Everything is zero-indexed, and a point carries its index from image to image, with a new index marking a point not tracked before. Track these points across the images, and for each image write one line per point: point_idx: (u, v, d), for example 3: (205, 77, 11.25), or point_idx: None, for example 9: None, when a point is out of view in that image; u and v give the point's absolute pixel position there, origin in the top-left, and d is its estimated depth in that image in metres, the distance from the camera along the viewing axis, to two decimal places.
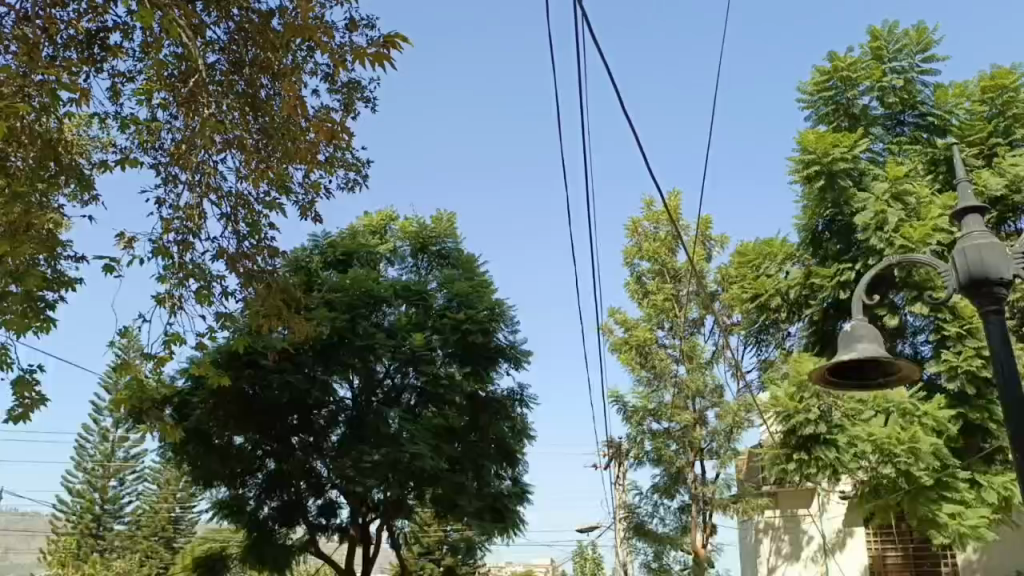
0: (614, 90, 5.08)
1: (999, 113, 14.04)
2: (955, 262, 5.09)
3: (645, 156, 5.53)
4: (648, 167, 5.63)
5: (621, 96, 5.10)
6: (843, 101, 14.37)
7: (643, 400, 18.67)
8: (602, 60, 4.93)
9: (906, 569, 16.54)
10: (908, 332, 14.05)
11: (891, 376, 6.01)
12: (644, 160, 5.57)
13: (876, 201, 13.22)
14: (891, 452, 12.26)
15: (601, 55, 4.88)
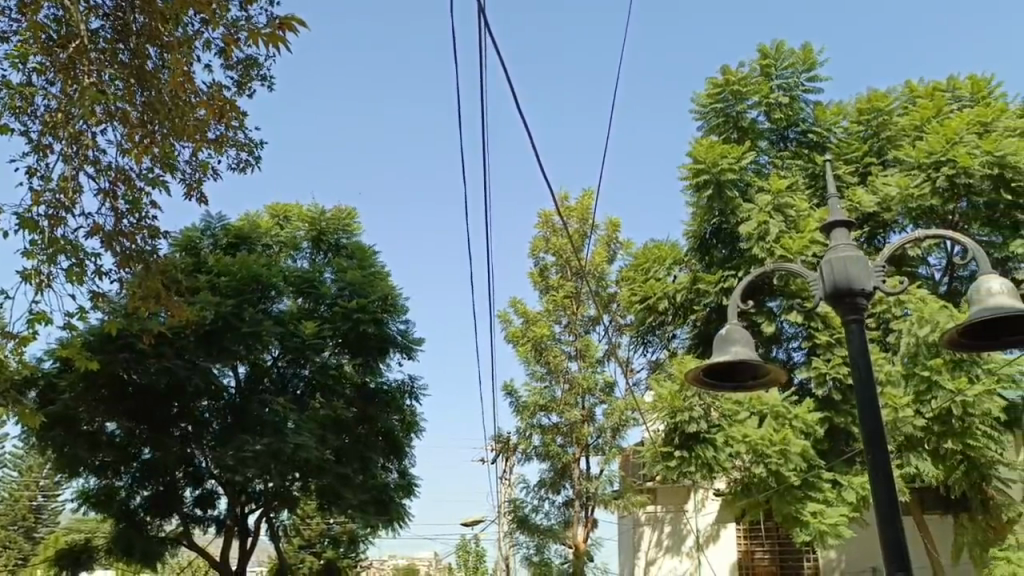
0: (514, 99, 5.18)
1: (873, 134, 14.82)
2: (823, 274, 5.58)
3: (543, 167, 5.66)
4: (545, 179, 5.76)
5: (519, 105, 5.22)
6: (733, 114, 14.94)
7: (535, 395, 18.85)
8: (503, 70, 5.03)
9: (773, 564, 17.52)
10: (784, 338, 14.71)
11: (762, 379, 6.29)
12: (540, 170, 5.70)
13: (758, 212, 13.81)
14: (763, 452, 12.80)
15: (502, 66, 5.00)
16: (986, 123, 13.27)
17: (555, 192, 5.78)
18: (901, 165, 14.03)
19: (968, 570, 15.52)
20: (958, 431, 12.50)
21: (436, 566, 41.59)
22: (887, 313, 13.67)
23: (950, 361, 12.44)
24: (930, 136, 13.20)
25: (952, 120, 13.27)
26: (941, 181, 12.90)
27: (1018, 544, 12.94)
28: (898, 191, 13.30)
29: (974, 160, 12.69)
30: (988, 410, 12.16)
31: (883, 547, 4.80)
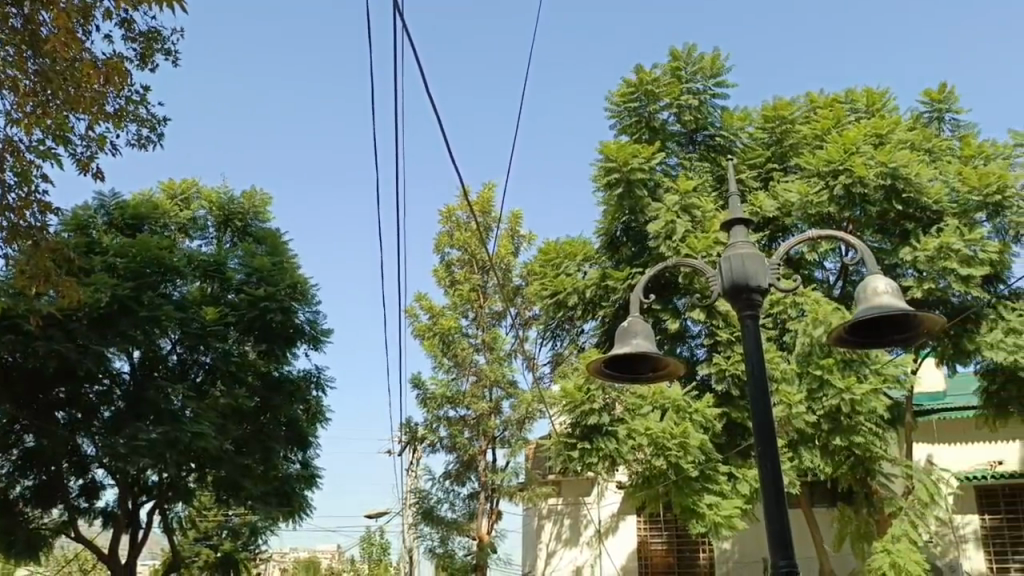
0: (429, 99, 5.22)
1: (776, 142, 15.36)
2: (722, 269, 5.80)
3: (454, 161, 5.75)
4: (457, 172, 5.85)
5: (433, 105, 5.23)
6: (645, 115, 15.28)
7: (442, 387, 18.81)
8: (418, 70, 5.06)
9: (670, 554, 18.04)
10: (688, 336, 15.13)
11: (659, 372, 6.44)
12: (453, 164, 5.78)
13: (665, 212, 14.14)
14: (663, 445, 13.10)
15: (418, 66, 5.01)
16: (882, 134, 13.93)
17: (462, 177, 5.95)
18: (802, 172, 14.60)
19: (850, 560, 16.30)
20: (847, 429, 13.08)
21: (338, 560, 41.05)
22: (784, 314, 14.19)
23: (840, 361, 13.04)
24: (829, 146, 13.82)
25: (850, 131, 13.94)
26: (838, 189, 13.48)
27: (896, 537, 13.64)
28: (799, 198, 13.84)
29: (869, 170, 13.36)
30: (874, 408, 12.77)
31: (768, 537, 5.05)
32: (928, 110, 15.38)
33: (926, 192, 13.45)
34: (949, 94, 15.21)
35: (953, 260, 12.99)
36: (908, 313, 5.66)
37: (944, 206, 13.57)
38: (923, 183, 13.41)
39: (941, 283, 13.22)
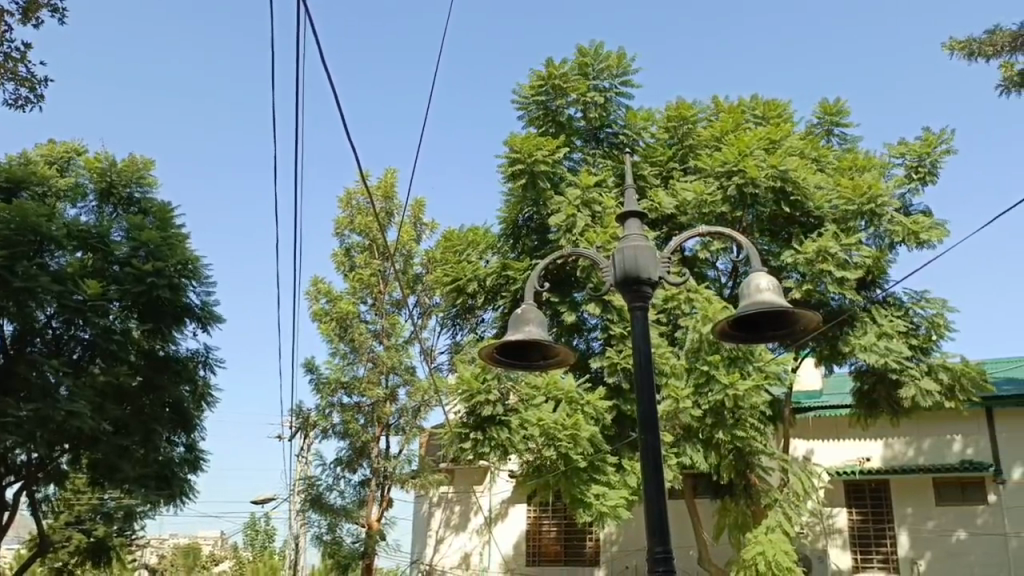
0: (337, 107, 5.01)
1: (677, 143, 15.79)
2: (615, 260, 5.93)
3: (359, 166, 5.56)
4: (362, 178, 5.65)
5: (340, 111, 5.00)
6: (552, 108, 15.55)
7: (337, 372, 18.50)
8: (324, 76, 4.83)
9: (557, 543, 18.28)
10: (585, 329, 15.41)
11: (552, 360, 6.51)
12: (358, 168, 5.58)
13: (567, 205, 14.33)
14: (554, 436, 13.30)
15: (325, 71, 4.77)
16: (775, 141, 14.50)
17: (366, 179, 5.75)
18: (700, 174, 15.04)
19: (728, 549, 16.91)
20: (730, 423, 13.60)
21: (222, 546, 39.87)
22: (677, 309, 14.53)
23: (726, 358, 13.53)
24: (726, 148, 14.34)
25: (746, 135, 14.52)
26: (731, 189, 14.02)
27: (770, 528, 14.28)
28: (695, 197, 14.27)
29: (761, 172, 13.91)
30: (755, 404, 13.30)
31: (646, 525, 5.23)
32: (820, 121, 16.12)
33: (811, 198, 14.17)
34: (841, 109, 15.99)
35: (830, 264, 13.64)
36: (788, 311, 5.89)
37: (825, 212, 14.31)
38: (809, 188, 14.11)
39: (819, 286, 13.91)
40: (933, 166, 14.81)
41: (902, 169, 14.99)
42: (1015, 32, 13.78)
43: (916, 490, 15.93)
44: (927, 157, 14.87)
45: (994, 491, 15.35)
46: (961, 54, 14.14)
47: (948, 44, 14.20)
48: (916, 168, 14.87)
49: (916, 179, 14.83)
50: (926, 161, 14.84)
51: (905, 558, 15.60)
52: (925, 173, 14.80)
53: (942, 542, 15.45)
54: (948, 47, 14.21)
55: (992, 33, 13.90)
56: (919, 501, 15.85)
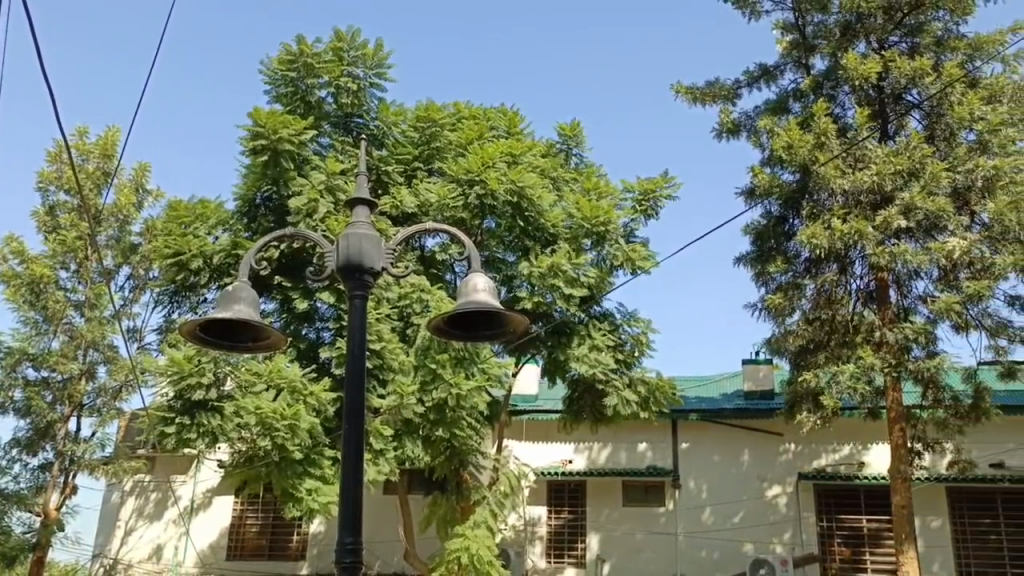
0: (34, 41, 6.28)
1: (424, 143, 15.73)
2: (339, 246, 5.80)
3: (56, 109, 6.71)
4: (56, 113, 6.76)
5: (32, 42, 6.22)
6: (302, 88, 15.18)
7: (23, 342, 16.44)
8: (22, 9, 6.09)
9: (261, 537, 17.51)
10: (316, 319, 15.00)
11: (260, 342, 6.23)
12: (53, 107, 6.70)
13: (310, 189, 13.92)
14: (271, 426, 12.66)
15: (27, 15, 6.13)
16: (516, 155, 15.10)
17: (63, 130, 6.91)
18: (444, 177, 15.31)
19: (432, 542, 17.18)
20: (449, 420, 13.80)
21: None
22: (410, 308, 14.61)
23: (454, 358, 13.69)
24: (469, 156, 14.71)
25: (489, 146, 14.94)
26: (472, 199, 14.47)
27: (477, 523, 14.75)
28: (437, 200, 14.63)
29: (500, 185, 14.52)
30: (476, 404, 13.67)
31: (339, 516, 5.20)
32: (561, 142, 17.13)
33: (545, 216, 14.99)
34: (578, 132, 17.08)
35: (560, 279, 14.58)
36: (499, 312, 6.13)
37: (559, 229, 15.14)
38: (543, 207, 14.91)
39: (548, 298, 14.70)
40: (655, 204, 16.25)
41: (630, 202, 16.32)
42: (730, 87, 15.61)
43: (608, 492, 17.35)
44: (652, 194, 16.29)
45: (671, 495, 17.13)
46: (685, 98, 15.72)
47: (675, 87, 15.73)
48: (642, 203, 16.26)
49: (640, 212, 16.17)
50: (651, 199, 16.26)
51: (594, 555, 16.99)
52: (649, 210, 16.20)
53: (627, 539, 16.99)
54: (675, 90, 15.75)
55: (711, 84, 15.65)
56: (608, 502, 17.29)
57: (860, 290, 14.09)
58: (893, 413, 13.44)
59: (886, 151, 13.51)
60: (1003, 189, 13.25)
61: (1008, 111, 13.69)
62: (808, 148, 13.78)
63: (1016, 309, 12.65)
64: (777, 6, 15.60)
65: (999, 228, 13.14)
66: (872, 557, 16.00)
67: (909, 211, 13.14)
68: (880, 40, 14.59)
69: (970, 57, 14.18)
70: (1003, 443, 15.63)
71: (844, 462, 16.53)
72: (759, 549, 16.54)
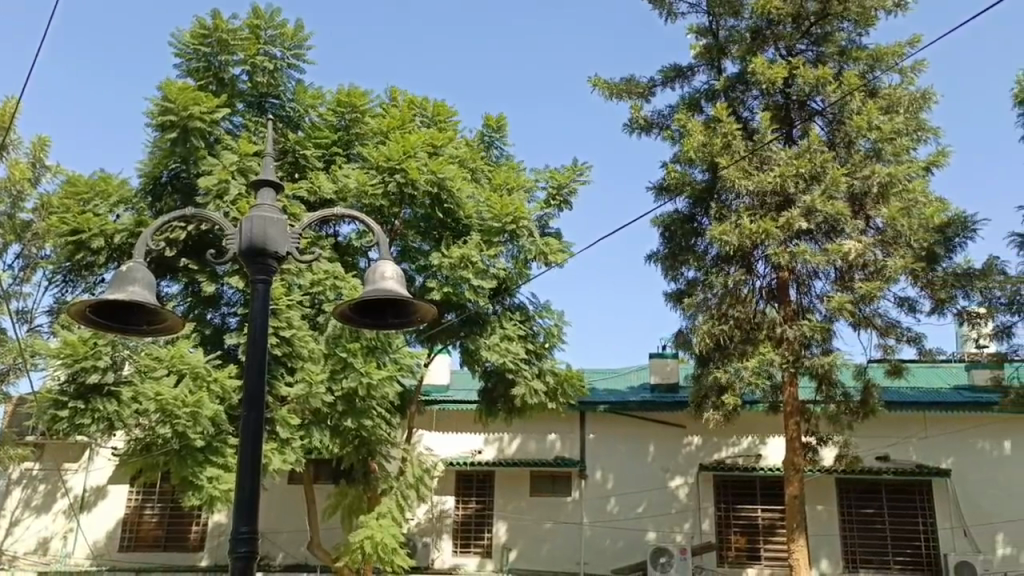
0: None
1: (344, 128, 15.46)
2: (242, 229, 5.65)
3: None
4: None
5: None
6: (215, 64, 14.76)
7: None
8: None
9: (158, 527, 16.95)
10: (222, 303, 14.58)
11: (156, 326, 6.02)
12: None
13: (221, 169, 13.50)
14: (172, 413, 12.23)
15: None
16: (438, 146, 14.93)
17: None
18: (362, 163, 15.05)
19: (336, 532, 17.00)
20: (359, 410, 13.71)
21: None
22: (322, 295, 14.28)
23: (365, 347, 13.59)
24: (390, 144, 14.54)
25: (412, 135, 14.76)
26: (392, 186, 14.37)
27: (383, 514, 14.69)
28: (356, 186, 14.30)
29: (421, 175, 14.45)
30: (386, 393, 13.54)
31: (235, 504, 5.08)
32: (483, 133, 17.10)
33: (461, 208, 15.04)
34: (502, 125, 17.04)
35: (469, 271, 14.57)
36: (407, 300, 6.11)
37: (473, 220, 15.17)
38: (461, 198, 14.96)
39: (458, 289, 14.70)
40: (569, 196, 16.42)
41: (543, 194, 16.43)
42: (645, 85, 15.89)
43: (515, 482, 17.54)
44: (564, 186, 16.46)
45: (578, 486, 17.40)
46: (602, 91, 15.93)
47: (594, 80, 15.90)
48: (556, 194, 16.38)
49: (554, 205, 16.33)
50: (565, 189, 16.42)
51: (499, 544, 17.18)
52: (562, 201, 16.36)
53: (532, 529, 17.23)
54: (593, 81, 15.93)
55: (628, 80, 15.92)
56: (515, 492, 17.50)
57: (763, 287, 14.59)
58: (790, 408, 14.03)
59: (789, 155, 14.05)
60: (896, 195, 13.95)
61: (903, 121, 14.40)
62: (717, 149, 14.20)
63: (905, 311, 13.34)
64: (694, 8, 15.95)
65: (892, 232, 13.87)
66: (765, 546, 16.68)
67: (810, 213, 13.66)
68: (788, 46, 15.14)
69: (871, 67, 14.81)
70: (888, 437, 16.48)
71: (742, 454, 17.10)
72: (661, 538, 16.99)
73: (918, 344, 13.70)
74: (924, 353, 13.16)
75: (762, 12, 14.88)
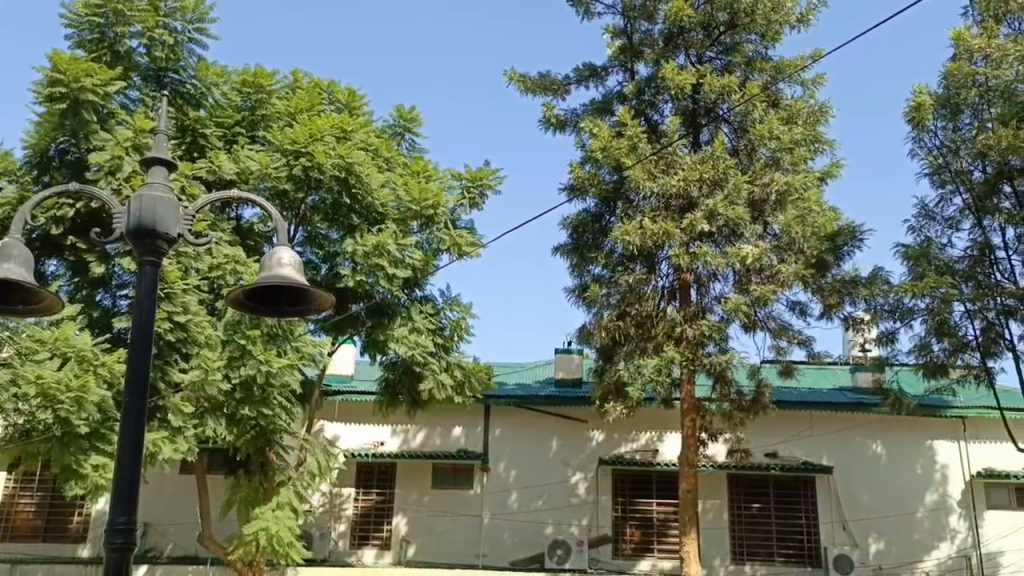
0: None
1: (249, 108, 15.03)
2: (130, 209, 5.39)
3: None
4: None
5: None
6: (110, 35, 14.08)
7: None
8: None
9: (36, 517, 16.14)
10: (112, 284, 13.89)
11: (33, 307, 5.71)
12: None
13: (115, 145, 12.92)
14: (54, 398, 11.55)
15: None
16: (348, 130, 14.63)
17: None
18: (267, 146, 14.63)
19: (229, 524, 16.54)
20: (257, 399, 13.32)
21: None
22: (222, 280, 13.82)
23: (265, 334, 13.26)
24: (297, 126, 14.14)
25: (320, 118, 14.40)
26: (297, 169, 13.99)
27: (280, 505, 14.36)
28: (259, 168, 13.98)
29: (327, 159, 14.10)
30: (287, 382, 13.17)
31: (112, 494, 4.85)
32: (396, 123, 16.89)
33: (372, 195, 14.70)
34: (414, 117, 16.89)
35: (382, 260, 14.38)
36: (304, 288, 5.97)
37: (387, 210, 14.91)
38: (370, 185, 14.60)
39: (370, 279, 14.53)
40: (483, 193, 16.38)
41: (458, 189, 16.35)
42: (560, 83, 16.01)
43: (416, 475, 17.49)
44: (479, 182, 16.39)
45: (479, 479, 17.47)
46: (518, 85, 15.99)
47: (509, 74, 15.94)
48: (469, 190, 16.33)
49: (468, 200, 16.25)
50: (479, 186, 16.37)
51: (399, 537, 17.12)
52: (475, 197, 16.32)
53: (432, 522, 17.23)
54: (509, 75, 15.96)
55: (544, 76, 16.03)
56: (417, 485, 17.45)
57: (665, 288, 14.90)
58: (687, 404, 14.42)
59: (693, 157, 14.42)
60: (792, 203, 14.54)
61: (801, 131, 14.98)
62: (624, 150, 14.44)
63: (796, 314, 13.91)
64: (609, 9, 16.17)
65: (787, 239, 14.43)
66: (659, 539, 17.13)
67: (712, 217, 14.09)
68: (697, 54, 15.53)
69: (774, 77, 15.34)
70: (777, 435, 17.18)
71: (640, 449, 17.49)
72: (559, 531, 17.21)
73: (808, 347, 14.29)
74: (813, 356, 13.74)
75: (674, 18, 15.20)
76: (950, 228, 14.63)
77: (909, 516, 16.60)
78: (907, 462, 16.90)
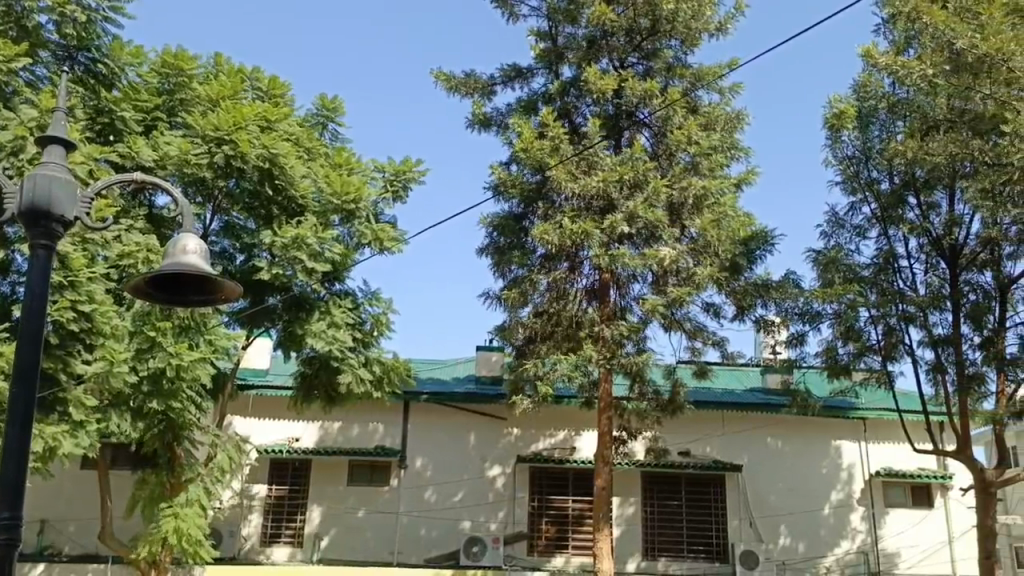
0: None
1: (169, 91, 14.68)
2: (22, 188, 5.13)
3: None
4: None
5: None
6: (16, 8, 13.36)
7: None
8: None
9: None
10: (11, 271, 13.31)
11: None
12: None
13: (18, 124, 12.25)
14: None
15: None
16: (271, 120, 14.14)
17: None
18: (187, 131, 14.26)
19: (133, 522, 15.94)
20: (166, 392, 12.87)
21: None
22: (132, 268, 13.28)
23: (177, 326, 12.91)
24: (220, 112, 13.73)
25: (243, 105, 13.95)
26: (218, 157, 13.63)
27: (188, 502, 13.92)
28: (177, 154, 13.53)
29: (251, 149, 13.79)
30: (198, 375, 12.91)
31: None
32: (318, 113, 16.59)
33: (294, 186, 14.40)
34: (337, 107, 16.62)
35: (301, 253, 14.10)
36: (209, 276, 5.79)
37: (307, 201, 14.64)
38: (294, 176, 14.33)
39: (288, 271, 14.18)
40: (406, 186, 16.22)
41: (380, 182, 16.16)
42: (485, 81, 16.00)
43: (331, 471, 17.23)
44: (403, 176, 16.23)
45: (394, 475, 17.31)
46: (443, 83, 15.90)
47: (435, 71, 15.82)
48: (393, 183, 16.15)
49: (391, 194, 16.09)
50: (402, 180, 16.20)
51: (311, 532, 16.84)
52: (399, 191, 16.15)
53: (346, 518, 17.00)
54: (435, 72, 15.86)
55: (469, 75, 16.00)
56: (331, 481, 17.19)
57: (585, 287, 15.06)
58: (604, 403, 14.59)
59: (614, 160, 14.59)
60: (708, 208, 14.88)
61: (719, 138, 15.34)
62: (547, 150, 14.50)
63: (711, 315, 14.23)
64: (534, 11, 16.24)
65: (702, 242, 14.70)
66: (573, 535, 17.29)
67: (632, 218, 14.29)
68: (620, 58, 15.75)
69: (694, 85, 15.68)
70: (691, 434, 17.56)
71: (557, 446, 17.62)
72: (475, 528, 17.21)
73: (721, 348, 14.64)
74: (726, 357, 14.10)
75: (598, 21, 15.34)
76: (858, 236, 15.20)
77: (813, 513, 17.23)
78: (813, 461, 17.51)
